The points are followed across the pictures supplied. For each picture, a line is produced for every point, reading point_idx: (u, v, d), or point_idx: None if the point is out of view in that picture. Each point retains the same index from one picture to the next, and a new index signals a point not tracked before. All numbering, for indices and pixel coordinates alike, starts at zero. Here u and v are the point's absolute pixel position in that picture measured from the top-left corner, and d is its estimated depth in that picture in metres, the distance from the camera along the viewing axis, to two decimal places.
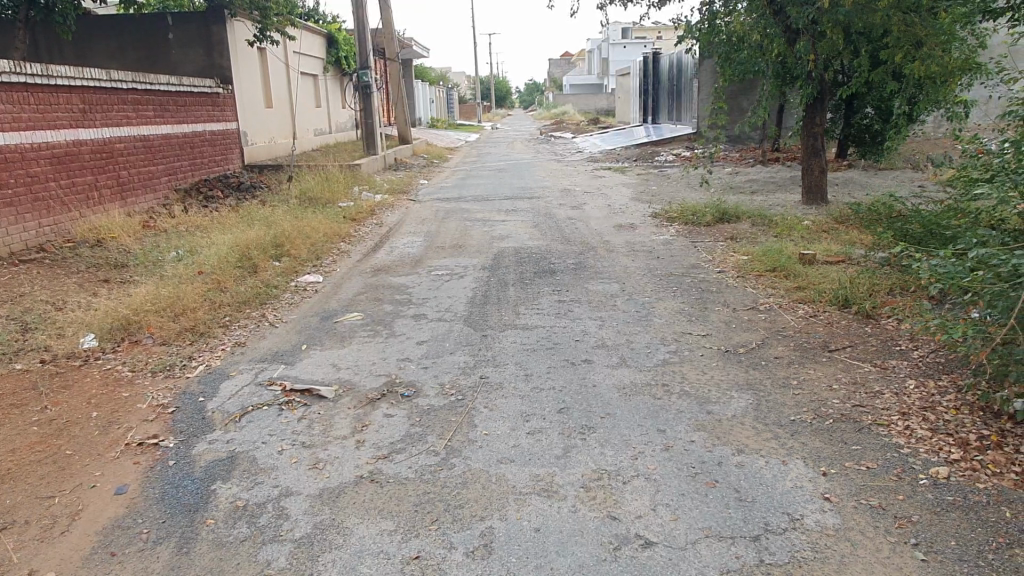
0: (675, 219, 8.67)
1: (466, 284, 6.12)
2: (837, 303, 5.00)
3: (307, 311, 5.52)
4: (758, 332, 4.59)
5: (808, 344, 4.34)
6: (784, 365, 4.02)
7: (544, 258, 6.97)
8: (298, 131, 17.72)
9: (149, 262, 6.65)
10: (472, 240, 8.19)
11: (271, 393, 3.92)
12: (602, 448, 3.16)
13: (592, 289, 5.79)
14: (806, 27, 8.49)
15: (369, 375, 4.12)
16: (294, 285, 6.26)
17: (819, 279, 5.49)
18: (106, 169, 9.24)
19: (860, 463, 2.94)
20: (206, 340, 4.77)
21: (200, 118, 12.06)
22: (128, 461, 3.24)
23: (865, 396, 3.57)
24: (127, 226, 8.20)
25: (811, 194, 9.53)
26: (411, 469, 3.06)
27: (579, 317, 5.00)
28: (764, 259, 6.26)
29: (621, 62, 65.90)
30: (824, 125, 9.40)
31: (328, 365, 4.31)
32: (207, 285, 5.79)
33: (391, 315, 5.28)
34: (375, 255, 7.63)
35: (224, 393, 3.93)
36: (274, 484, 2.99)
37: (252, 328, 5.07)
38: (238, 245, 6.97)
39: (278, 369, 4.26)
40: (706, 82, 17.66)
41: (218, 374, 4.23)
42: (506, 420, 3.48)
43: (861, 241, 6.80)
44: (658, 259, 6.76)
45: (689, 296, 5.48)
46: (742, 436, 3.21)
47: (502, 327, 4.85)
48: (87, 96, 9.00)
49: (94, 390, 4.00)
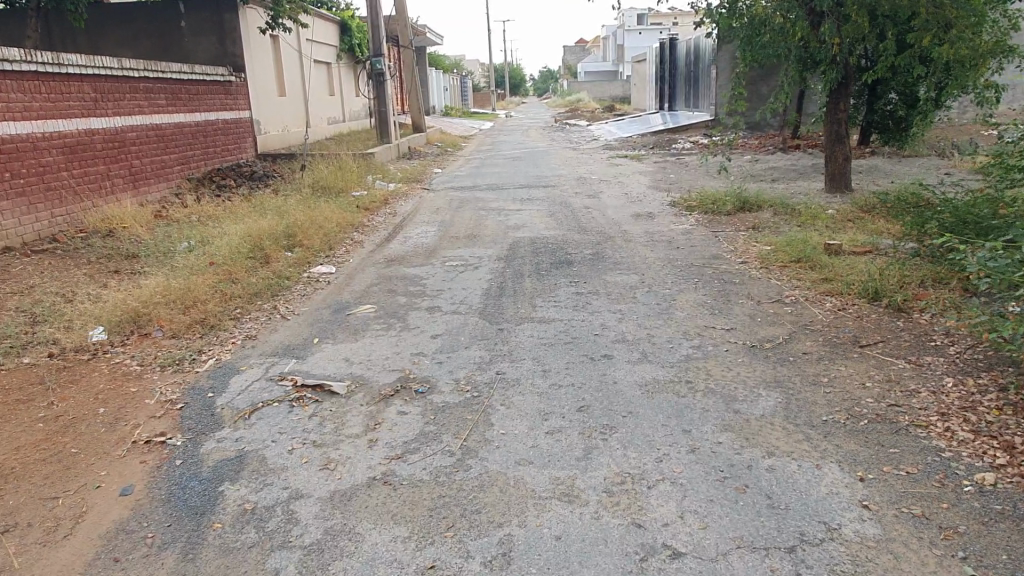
0: (694, 209, 8.47)
1: (481, 275, 5.98)
2: (867, 296, 4.82)
3: (319, 302, 5.42)
4: (783, 326, 4.43)
5: (837, 339, 4.17)
6: (813, 362, 3.85)
7: (561, 249, 6.82)
8: (313, 119, 17.64)
9: (160, 252, 6.57)
10: (487, 229, 8.05)
11: (283, 388, 3.81)
12: (625, 450, 3.02)
13: (610, 280, 5.64)
14: (830, 10, 8.22)
15: (382, 370, 4.00)
16: (306, 276, 6.16)
17: (846, 271, 5.30)
18: (118, 158, 9.17)
19: (899, 468, 2.78)
20: (216, 333, 4.68)
21: (213, 107, 11.98)
22: (135, 459, 3.15)
23: (900, 396, 3.41)
24: (140, 216, 8.13)
25: (835, 182, 9.29)
26: (426, 471, 2.94)
27: (598, 311, 4.85)
28: (788, 249, 6.08)
29: (637, 48, 65.33)
30: (848, 111, 9.12)
31: (341, 359, 4.19)
32: (217, 276, 5.70)
33: (405, 308, 5.16)
34: (388, 245, 7.52)
35: (233, 389, 3.84)
36: (284, 485, 2.88)
37: (263, 321, 4.97)
38: (250, 235, 6.88)
39: (290, 364, 4.15)
40: (724, 67, 17.34)
41: (228, 368, 4.13)
42: (525, 418, 3.35)
43: (888, 231, 6.60)
44: (677, 250, 6.59)
45: (710, 288, 5.31)
46: (772, 437, 3.05)
47: (518, 320, 4.70)
48: (99, 85, 8.92)
49: (101, 385, 3.91)
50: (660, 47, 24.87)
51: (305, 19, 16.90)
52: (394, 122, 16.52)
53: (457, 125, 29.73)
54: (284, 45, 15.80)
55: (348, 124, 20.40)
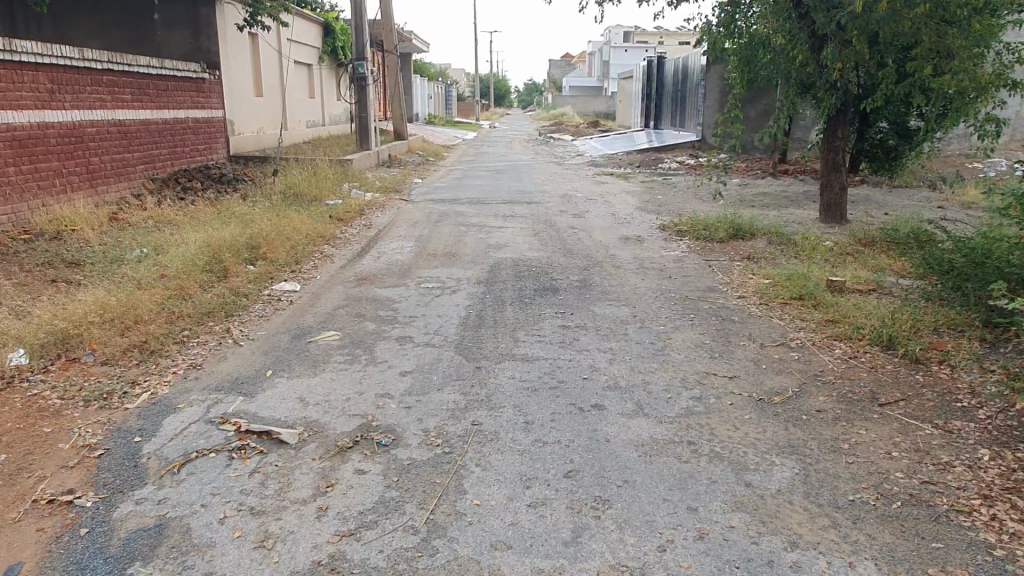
0: (684, 234, 8.08)
1: (458, 300, 5.49)
2: (880, 343, 4.40)
3: (278, 326, 4.89)
4: (792, 376, 3.99)
5: (853, 395, 3.73)
6: (830, 423, 3.41)
7: (545, 273, 6.37)
8: (290, 121, 17.07)
9: (107, 260, 6.00)
10: (467, 247, 7.58)
11: (223, 434, 3.28)
12: (622, 534, 2.54)
13: (599, 312, 5.19)
14: (832, 33, 7.88)
15: (340, 415, 3.48)
16: (267, 294, 5.62)
17: (854, 312, 4.91)
18: (74, 155, 8.58)
19: (948, 571, 2.35)
20: (155, 360, 4.13)
21: (183, 104, 11.38)
22: (30, 526, 2.61)
23: (933, 471, 2.97)
24: (92, 218, 7.53)
25: (830, 212, 8.96)
26: (383, 555, 2.44)
27: (587, 349, 4.38)
28: (789, 284, 5.69)
29: (624, 65, 65.56)
30: (846, 138, 8.80)
31: (294, 400, 3.66)
32: (166, 293, 5.15)
33: (372, 336, 4.65)
34: (360, 261, 7.01)
35: (165, 433, 3.30)
36: (207, 571, 2.36)
37: (212, 346, 4.43)
38: (208, 245, 6.33)
39: (235, 403, 3.62)
40: (713, 89, 17.00)
41: (163, 406, 3.59)
42: (503, 485, 2.87)
43: (892, 268, 6.28)
44: (670, 279, 6.17)
45: (708, 326, 4.87)
46: (793, 522, 2.61)
47: (498, 358, 4.21)
48: (55, 75, 8.32)
49: (10, 422, 3.37)
50: (648, 66, 24.56)
51: (286, 18, 16.35)
52: (375, 128, 15.99)
53: (440, 133, 29.29)
54: (262, 43, 15.21)
55: (328, 128, 19.82)
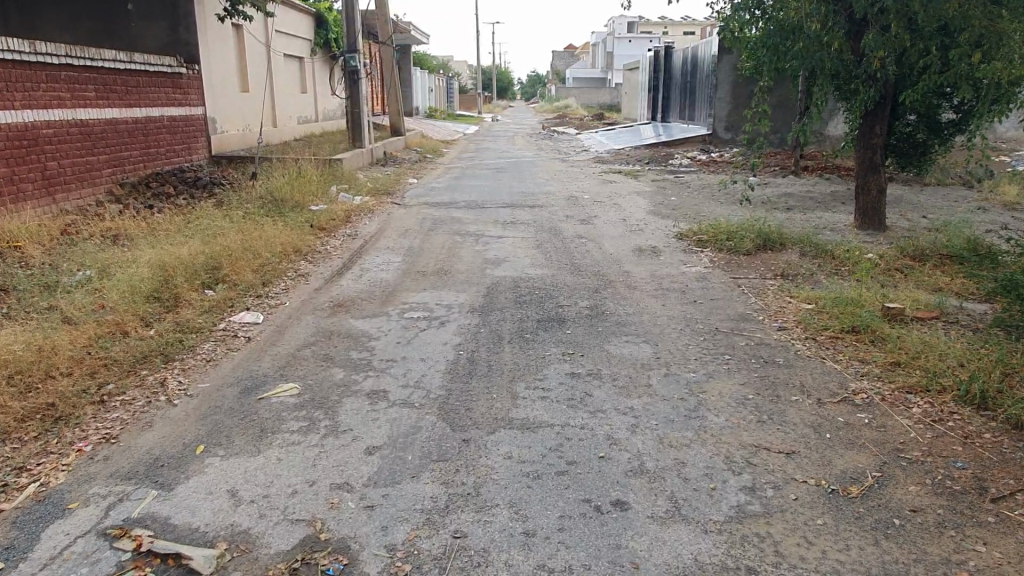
0: (706, 244, 7.19)
1: (446, 336, 4.63)
2: (970, 402, 3.51)
3: (226, 374, 4.03)
4: (868, 452, 3.10)
5: (953, 483, 2.86)
6: (935, 533, 2.54)
7: (551, 297, 5.51)
8: (280, 118, 16.24)
9: (39, 287, 5.17)
10: (460, 262, 6.73)
11: (116, 559, 2.42)
12: None
13: (615, 352, 4.32)
14: (874, 17, 6.88)
15: (280, 522, 2.62)
16: (221, 328, 4.76)
17: (928, 354, 4.02)
18: (27, 160, 7.74)
19: None
20: (58, 433, 3.30)
21: (157, 101, 10.51)
22: None
23: None
24: (37, 232, 6.69)
25: (867, 216, 8.05)
26: None
27: (603, 410, 3.51)
28: (837, 312, 4.81)
29: (628, 57, 64.45)
30: (884, 135, 7.90)
31: (224, 495, 2.80)
32: (95, 334, 4.30)
33: (339, 391, 3.79)
34: (339, 280, 6.15)
35: (41, 556, 2.45)
36: None
37: (137, 407, 3.58)
38: (161, 269, 5.49)
39: (146, 501, 2.77)
40: (724, 80, 16.00)
41: (52, 507, 2.75)
42: None
43: (952, 289, 5.41)
44: (696, 305, 5.30)
45: (750, 373, 3.98)
46: None
47: (492, 425, 3.34)
48: (3, 71, 7.46)
49: None
50: (655, 56, 23.57)
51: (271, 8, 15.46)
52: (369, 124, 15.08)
53: (440, 128, 28.31)
54: (248, 35, 14.33)
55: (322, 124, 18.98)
